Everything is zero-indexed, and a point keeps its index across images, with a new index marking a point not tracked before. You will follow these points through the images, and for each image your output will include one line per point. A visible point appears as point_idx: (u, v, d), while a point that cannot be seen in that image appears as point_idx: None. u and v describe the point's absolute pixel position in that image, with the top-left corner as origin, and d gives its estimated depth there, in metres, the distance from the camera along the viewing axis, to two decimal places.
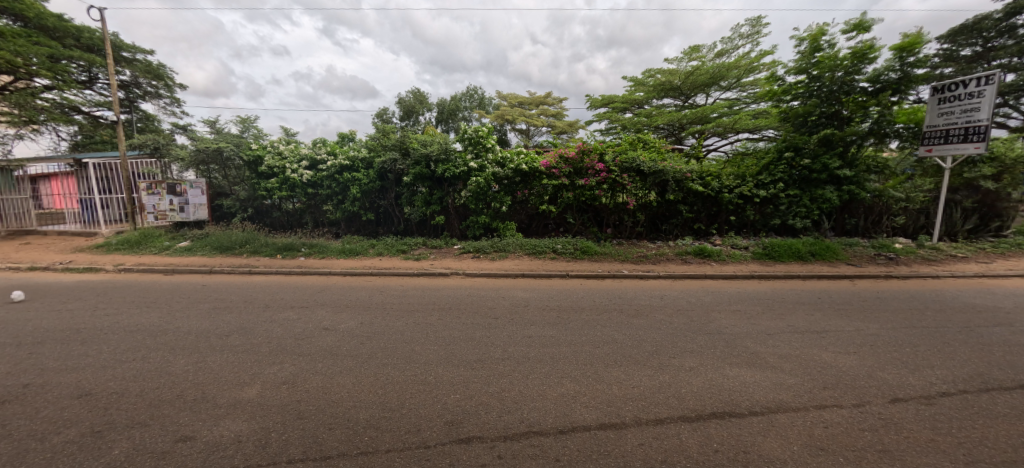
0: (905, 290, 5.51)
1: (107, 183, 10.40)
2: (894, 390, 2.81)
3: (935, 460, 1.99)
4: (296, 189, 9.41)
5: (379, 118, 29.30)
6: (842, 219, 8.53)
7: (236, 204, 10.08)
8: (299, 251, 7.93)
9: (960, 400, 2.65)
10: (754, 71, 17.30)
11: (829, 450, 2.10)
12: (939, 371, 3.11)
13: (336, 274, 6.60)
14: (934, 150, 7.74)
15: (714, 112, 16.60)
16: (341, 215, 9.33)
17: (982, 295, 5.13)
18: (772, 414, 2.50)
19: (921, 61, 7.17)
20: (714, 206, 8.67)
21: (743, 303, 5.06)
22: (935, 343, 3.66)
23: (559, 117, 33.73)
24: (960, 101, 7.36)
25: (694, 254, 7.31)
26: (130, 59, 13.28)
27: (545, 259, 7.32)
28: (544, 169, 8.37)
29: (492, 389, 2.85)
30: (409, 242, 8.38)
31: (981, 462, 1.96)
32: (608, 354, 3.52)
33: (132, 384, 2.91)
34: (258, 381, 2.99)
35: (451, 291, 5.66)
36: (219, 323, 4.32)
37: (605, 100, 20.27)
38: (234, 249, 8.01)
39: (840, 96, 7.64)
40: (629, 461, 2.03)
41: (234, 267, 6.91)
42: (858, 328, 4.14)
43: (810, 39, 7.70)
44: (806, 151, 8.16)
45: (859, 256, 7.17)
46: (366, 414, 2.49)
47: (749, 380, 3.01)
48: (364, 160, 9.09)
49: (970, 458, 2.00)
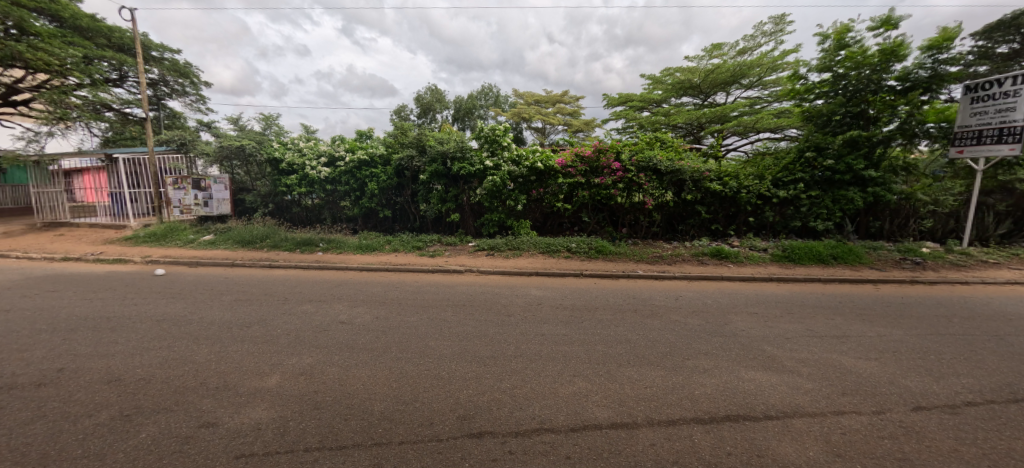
0: (930, 295, 5.33)
1: (135, 178, 10.79)
2: (915, 398, 2.74)
3: None
4: (314, 186, 9.57)
5: (396, 115, 29.75)
6: (865, 221, 8.28)
7: (257, 200, 10.31)
8: (317, 245, 8.07)
9: (987, 410, 2.56)
10: (776, 70, 16.86)
11: (845, 457, 2.07)
12: (965, 379, 3.02)
13: (353, 270, 6.70)
14: (965, 151, 7.44)
15: (733, 111, 16.29)
16: (358, 212, 9.46)
17: (1015, 303, 4.92)
18: (788, 419, 2.46)
19: (955, 58, 6.88)
20: (732, 207, 8.48)
21: (761, 305, 4.97)
22: (964, 352, 3.54)
23: (575, 115, 33.53)
24: (995, 100, 7.06)
25: (710, 255, 7.20)
26: (158, 57, 13.64)
27: (560, 257, 7.31)
28: (559, 167, 8.34)
29: (504, 386, 2.88)
30: (424, 239, 8.44)
31: None
32: (622, 354, 3.52)
33: (158, 371, 3.02)
34: (278, 371, 3.08)
35: (466, 288, 5.68)
36: (241, 315, 4.44)
37: (621, 98, 20.05)
38: (254, 243, 8.19)
39: (866, 95, 7.43)
40: (642, 460, 2.03)
41: (254, 260, 7.09)
42: (880, 333, 4.04)
43: (835, 36, 7.49)
44: (829, 152, 7.94)
45: (883, 260, 6.95)
46: (380, 407, 2.54)
47: (765, 383, 2.97)
48: (382, 157, 9.22)
49: None
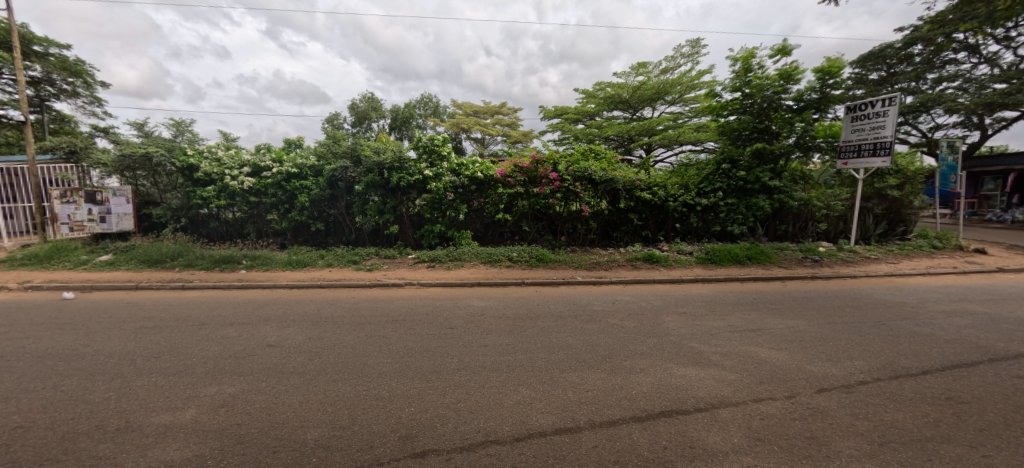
0: (828, 289, 6.07)
1: (11, 191, 9.25)
2: (819, 381, 3.07)
3: (856, 443, 2.20)
4: (236, 197, 8.80)
5: (329, 123, 28.54)
6: (773, 225, 9.25)
7: (166, 214, 9.27)
8: (239, 263, 7.41)
9: (875, 387, 2.94)
10: (695, 88, 18.47)
11: (765, 440, 2.25)
12: (857, 361, 3.45)
13: (280, 288, 6.24)
14: (849, 163, 8.58)
15: (659, 125, 17.57)
16: (287, 225, 8.90)
17: (892, 292, 5.76)
18: (715, 410, 2.64)
19: (838, 83, 7.94)
20: (661, 214, 9.05)
21: (689, 305, 5.33)
22: (855, 337, 4.05)
23: (514, 126, 34.38)
24: (870, 119, 8.21)
25: (643, 260, 7.62)
26: (42, 53, 11.88)
27: (502, 267, 7.34)
28: (500, 177, 8.46)
29: (447, 401, 2.80)
30: (361, 253, 8.07)
31: (892, 442, 2.19)
32: (563, 360, 3.58)
33: (41, 416, 2.57)
34: (193, 404, 2.75)
35: (405, 302, 5.50)
36: (147, 345, 3.92)
37: (557, 111, 20.87)
38: (163, 262, 7.34)
39: (770, 113, 8.33)
40: (585, 463, 2.07)
41: (163, 282, 6.33)
42: (789, 325, 4.50)
43: (742, 59, 8.34)
44: (741, 163, 8.81)
45: (788, 259, 7.80)
46: (313, 434, 2.35)
47: (695, 378, 3.17)
48: (313, 167, 8.77)
49: (883, 439, 2.22)
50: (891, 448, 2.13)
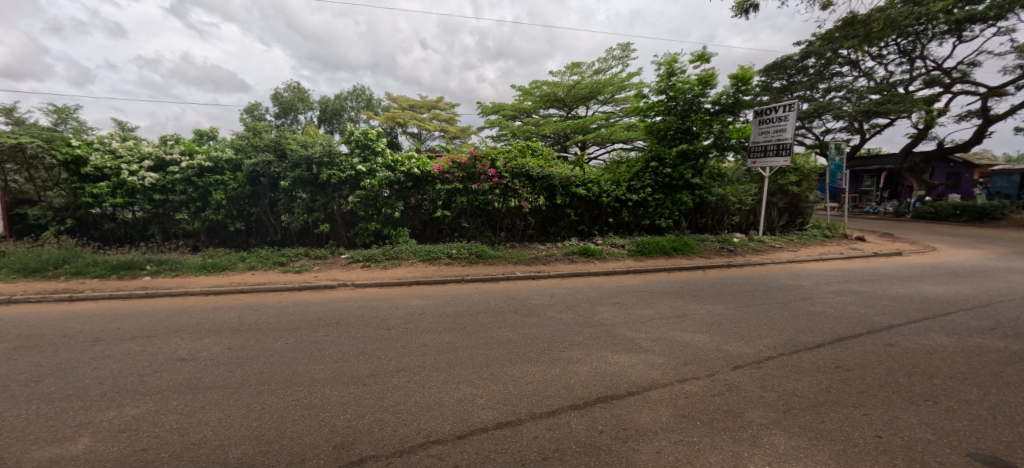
0: (742, 275, 6.78)
1: None
2: (735, 359, 3.41)
3: (765, 412, 2.47)
4: (135, 195, 7.83)
5: (248, 114, 26.30)
6: (695, 218, 10.08)
7: (45, 214, 8.04)
8: (142, 269, 6.63)
9: (779, 361, 3.33)
10: (625, 89, 19.46)
11: (689, 416, 2.45)
12: (765, 339, 3.89)
13: (194, 295, 5.67)
14: (758, 162, 9.55)
15: (592, 123, 18.31)
16: (199, 225, 8.07)
17: (793, 276, 6.57)
18: (645, 392, 2.83)
19: (748, 90, 8.79)
20: (595, 209, 9.45)
21: (623, 295, 5.66)
22: (763, 318, 4.56)
23: (451, 122, 34.09)
24: (773, 123, 9.21)
25: (579, 253, 7.95)
26: None
27: (441, 264, 7.27)
28: (437, 173, 8.31)
29: (386, 404, 2.73)
30: (288, 254, 7.57)
31: (793, 409, 2.49)
32: (503, 354, 3.64)
33: None
34: (88, 432, 2.41)
35: (338, 304, 5.26)
36: (21, 368, 3.36)
37: (494, 107, 20.98)
38: (43, 271, 6.34)
39: (690, 115, 9.05)
40: (526, 454, 2.12)
41: (45, 294, 5.45)
42: (710, 309, 4.95)
43: (666, 64, 8.93)
44: (668, 162, 9.44)
45: (708, 249, 8.55)
46: (236, 452, 2.18)
47: (627, 364, 3.37)
48: (231, 162, 8.11)
49: (786, 407, 2.52)
50: (792, 414, 2.43)
